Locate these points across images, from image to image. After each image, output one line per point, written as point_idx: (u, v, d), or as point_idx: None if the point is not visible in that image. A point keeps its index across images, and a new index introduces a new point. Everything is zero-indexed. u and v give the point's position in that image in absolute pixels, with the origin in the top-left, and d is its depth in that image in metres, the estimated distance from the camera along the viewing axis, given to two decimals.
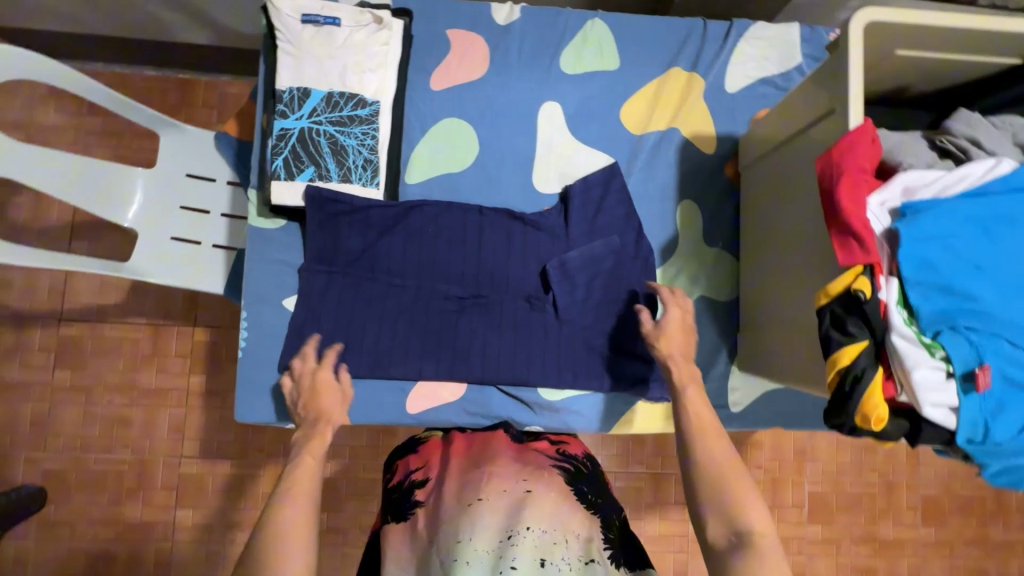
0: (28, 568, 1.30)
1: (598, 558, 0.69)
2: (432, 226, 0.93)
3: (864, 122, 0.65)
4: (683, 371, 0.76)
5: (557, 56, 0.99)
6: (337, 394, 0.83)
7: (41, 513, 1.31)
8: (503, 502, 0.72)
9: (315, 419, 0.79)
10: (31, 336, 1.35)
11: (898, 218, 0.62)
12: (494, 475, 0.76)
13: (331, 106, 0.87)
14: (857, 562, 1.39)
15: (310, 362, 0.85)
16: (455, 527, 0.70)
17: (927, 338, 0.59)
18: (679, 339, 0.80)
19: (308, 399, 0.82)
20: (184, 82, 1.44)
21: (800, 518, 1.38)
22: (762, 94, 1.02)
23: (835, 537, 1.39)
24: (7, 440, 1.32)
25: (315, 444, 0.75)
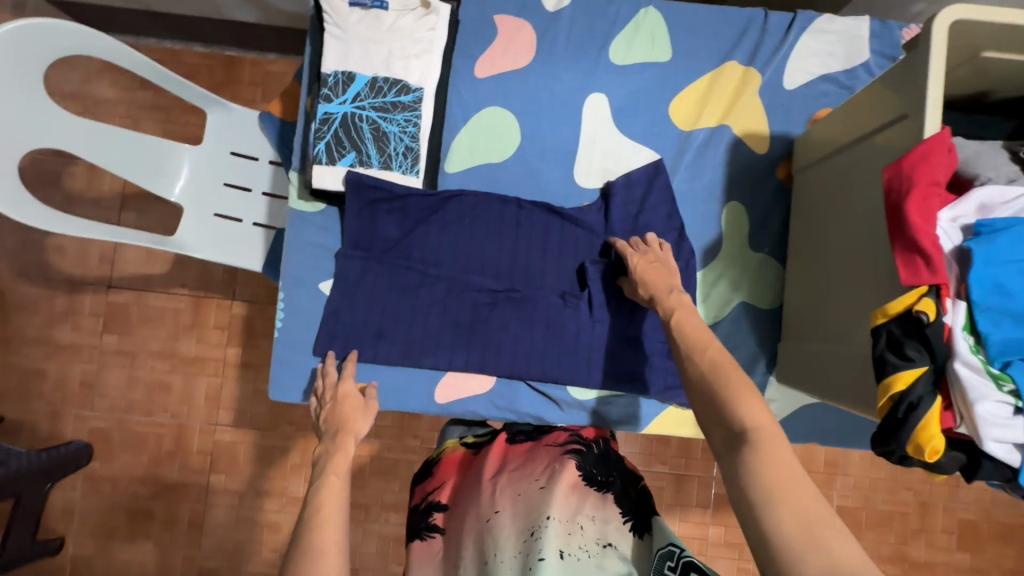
0: (73, 518, 1.39)
1: (616, 542, 0.69)
2: (469, 217, 0.92)
3: (941, 130, 0.60)
4: (670, 302, 0.74)
5: (606, 46, 0.96)
6: (361, 408, 0.82)
7: (87, 468, 1.39)
8: (519, 507, 0.71)
9: (336, 430, 0.78)
10: (83, 301, 1.41)
11: (970, 236, 0.58)
12: (506, 483, 0.75)
13: (375, 91, 0.87)
14: None
15: (331, 376, 0.85)
16: (480, 546, 0.69)
17: (994, 369, 0.55)
18: (653, 276, 0.79)
19: (332, 412, 0.81)
20: (231, 60, 1.47)
21: None
22: (822, 92, 0.96)
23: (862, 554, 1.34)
24: (58, 397, 1.40)
25: (339, 460, 0.73)
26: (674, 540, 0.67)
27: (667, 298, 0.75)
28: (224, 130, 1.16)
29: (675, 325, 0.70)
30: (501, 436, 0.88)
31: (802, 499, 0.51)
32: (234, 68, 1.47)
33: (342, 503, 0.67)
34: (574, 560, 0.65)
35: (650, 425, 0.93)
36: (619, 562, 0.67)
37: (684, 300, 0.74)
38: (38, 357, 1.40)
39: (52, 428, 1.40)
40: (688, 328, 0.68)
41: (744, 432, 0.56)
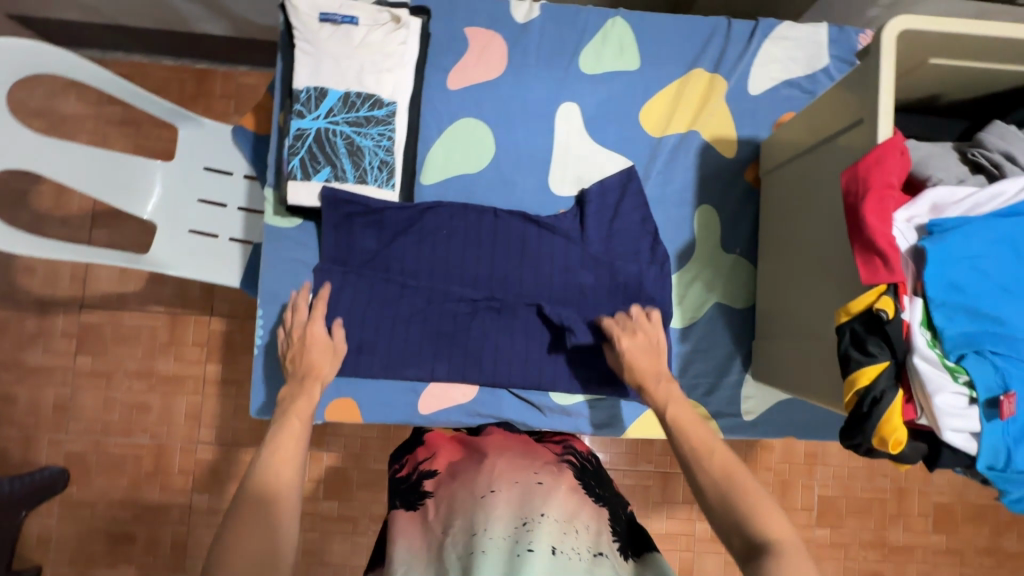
0: (51, 545, 1.35)
1: (606, 552, 0.65)
2: (447, 227, 0.93)
3: (894, 135, 0.63)
4: (661, 393, 0.77)
5: (576, 56, 0.97)
6: (328, 350, 0.85)
7: (64, 493, 1.36)
8: (515, 492, 0.69)
9: (303, 375, 0.82)
10: (54, 322, 1.38)
11: (924, 235, 0.61)
12: (504, 469, 0.74)
13: (348, 106, 0.87)
14: (865, 566, 1.38)
15: (301, 314, 0.86)
16: (469, 521, 0.66)
17: (949, 361, 0.57)
18: (643, 363, 0.81)
19: (298, 353, 0.84)
20: (202, 73, 1.45)
21: (809, 521, 1.38)
22: (786, 96, 0.99)
23: (843, 541, 1.38)
24: (31, 422, 1.36)
25: (302, 405, 0.77)
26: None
27: (655, 389, 0.78)
28: (196, 145, 1.15)
29: (669, 420, 0.73)
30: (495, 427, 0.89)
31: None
32: (204, 81, 1.45)
33: (296, 447, 0.68)
34: (565, 558, 0.61)
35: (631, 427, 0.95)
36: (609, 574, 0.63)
37: (673, 391, 0.77)
38: (8, 381, 1.37)
39: (25, 454, 1.36)
40: (688, 421, 0.72)
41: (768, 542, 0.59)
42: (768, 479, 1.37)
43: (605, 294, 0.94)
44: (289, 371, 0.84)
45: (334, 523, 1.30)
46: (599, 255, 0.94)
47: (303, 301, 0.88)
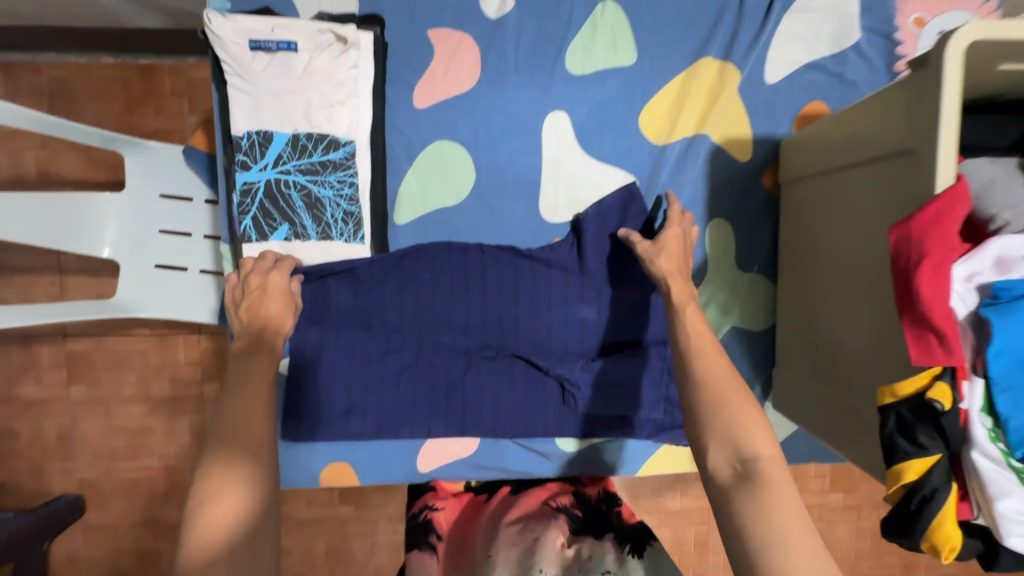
0: (80, 567, 1.36)
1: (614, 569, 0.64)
2: (430, 270, 0.82)
3: (957, 182, 0.51)
4: (683, 291, 0.69)
5: (561, 54, 0.83)
6: (288, 303, 0.70)
7: (84, 519, 1.35)
8: (513, 552, 0.67)
9: (257, 329, 0.65)
10: (41, 354, 1.32)
11: (988, 299, 0.51)
12: (505, 531, 0.72)
13: (298, 151, 0.74)
14: (877, 526, 1.40)
15: (265, 261, 0.72)
16: None
17: (1016, 461, 0.49)
18: (678, 256, 0.74)
19: (252, 303, 0.68)
20: (146, 68, 1.26)
21: (822, 487, 1.38)
22: (810, 82, 0.85)
23: (856, 504, 1.38)
24: (37, 454, 1.33)
25: (262, 364, 0.62)
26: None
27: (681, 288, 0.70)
28: (147, 172, 1.02)
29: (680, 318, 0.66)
30: (501, 491, 0.87)
31: (812, 554, 0.48)
32: (149, 76, 1.26)
33: (267, 397, 0.59)
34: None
35: (647, 466, 0.90)
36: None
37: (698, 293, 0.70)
38: (5, 417, 1.32)
39: (37, 485, 1.34)
40: (693, 336, 0.64)
41: (754, 460, 0.53)
42: None
43: (610, 330, 0.84)
44: (239, 322, 0.66)
45: (356, 525, 1.26)
46: (598, 290, 0.84)
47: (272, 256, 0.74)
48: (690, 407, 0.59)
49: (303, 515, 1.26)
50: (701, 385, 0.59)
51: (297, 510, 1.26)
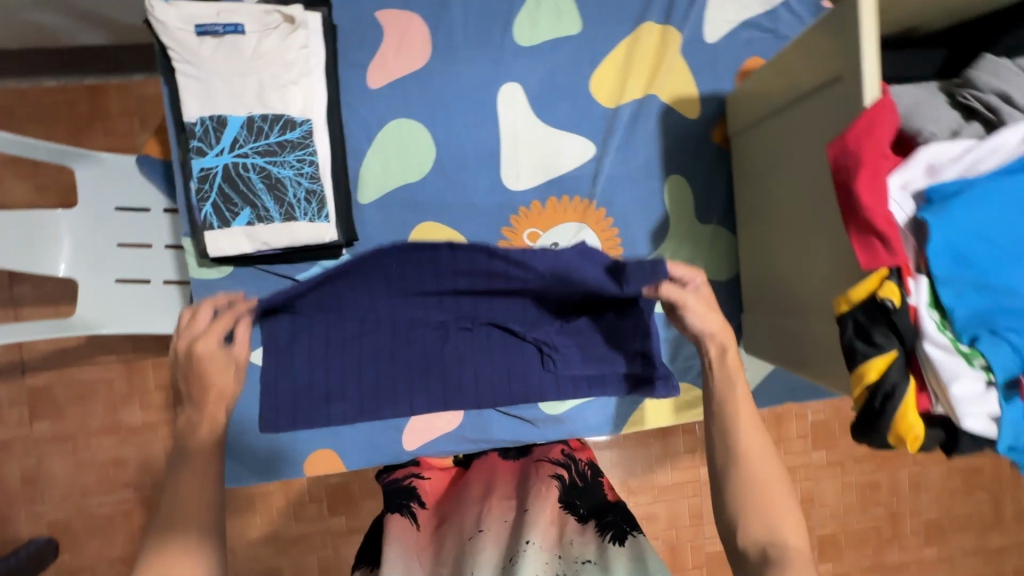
0: None
1: (594, 558, 0.63)
2: (395, 261, 0.74)
3: (882, 95, 0.55)
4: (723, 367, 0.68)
5: (509, 27, 0.85)
6: (227, 365, 0.59)
7: (58, 562, 1.28)
8: (500, 529, 0.67)
9: (198, 401, 0.58)
10: None
11: (923, 203, 0.55)
12: (494, 508, 0.71)
13: (254, 133, 0.74)
14: (860, 478, 1.48)
15: (205, 316, 0.60)
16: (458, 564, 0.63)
17: (963, 345, 0.52)
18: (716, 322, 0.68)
19: (190, 374, 0.58)
20: (92, 90, 1.22)
21: (805, 447, 1.46)
22: (746, 40, 0.89)
23: (839, 460, 1.47)
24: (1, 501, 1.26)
25: (203, 439, 0.57)
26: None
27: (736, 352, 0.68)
28: (99, 186, 0.98)
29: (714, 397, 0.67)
30: (492, 457, 0.88)
31: None
32: (97, 98, 1.22)
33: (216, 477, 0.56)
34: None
35: (630, 424, 0.92)
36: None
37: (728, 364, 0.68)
38: None
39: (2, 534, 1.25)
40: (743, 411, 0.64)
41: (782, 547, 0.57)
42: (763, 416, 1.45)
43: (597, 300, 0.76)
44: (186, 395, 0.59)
45: (346, 538, 1.24)
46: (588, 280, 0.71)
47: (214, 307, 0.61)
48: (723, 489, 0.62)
49: (293, 529, 1.23)
50: (744, 464, 0.61)
51: (287, 526, 1.22)
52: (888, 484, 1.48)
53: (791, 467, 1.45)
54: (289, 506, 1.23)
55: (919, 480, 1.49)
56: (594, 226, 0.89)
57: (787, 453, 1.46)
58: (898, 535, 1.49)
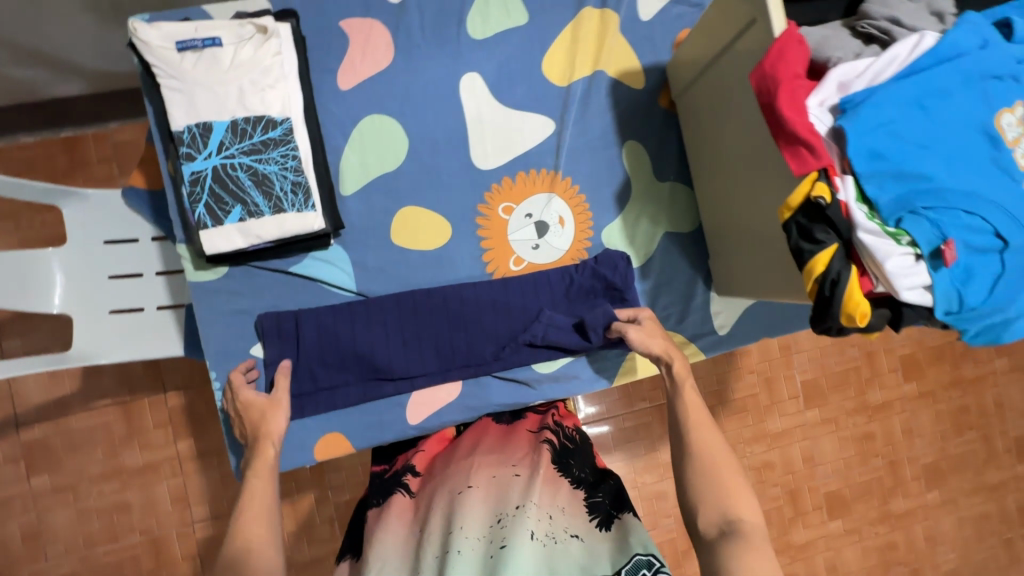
0: None
1: (583, 533, 0.68)
2: (376, 259, 0.91)
3: (788, 26, 0.63)
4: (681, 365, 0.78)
5: (463, 24, 0.93)
6: (269, 407, 0.80)
7: None
8: (490, 486, 0.72)
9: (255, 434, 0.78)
10: None
11: (839, 115, 0.63)
12: (481, 466, 0.76)
13: (239, 135, 0.80)
14: (857, 430, 1.51)
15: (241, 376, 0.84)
16: (448, 516, 0.69)
17: (891, 228, 0.59)
18: (654, 345, 0.82)
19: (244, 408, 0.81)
20: (71, 142, 1.25)
21: (798, 407, 1.50)
22: (678, 15, 0.98)
23: (832, 415, 1.51)
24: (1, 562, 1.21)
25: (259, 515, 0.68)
26: (653, 548, 0.63)
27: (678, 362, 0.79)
28: (88, 222, 0.98)
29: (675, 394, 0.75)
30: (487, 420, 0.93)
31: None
32: (75, 149, 1.26)
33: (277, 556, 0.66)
34: (541, 543, 0.64)
35: (620, 375, 0.96)
36: (582, 552, 0.66)
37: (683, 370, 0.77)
38: None
39: None
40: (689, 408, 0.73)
41: (739, 520, 0.64)
42: (753, 381, 1.49)
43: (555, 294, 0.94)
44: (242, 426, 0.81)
45: None
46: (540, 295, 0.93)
47: (241, 375, 0.83)
48: (681, 467, 0.69)
49: (307, 551, 1.22)
50: (693, 451, 0.69)
51: (299, 546, 1.22)
52: (883, 434, 1.53)
53: (788, 428, 1.49)
54: (300, 527, 1.23)
55: (911, 426, 1.54)
56: (563, 194, 0.95)
57: (782, 415, 1.50)
58: (900, 483, 1.52)
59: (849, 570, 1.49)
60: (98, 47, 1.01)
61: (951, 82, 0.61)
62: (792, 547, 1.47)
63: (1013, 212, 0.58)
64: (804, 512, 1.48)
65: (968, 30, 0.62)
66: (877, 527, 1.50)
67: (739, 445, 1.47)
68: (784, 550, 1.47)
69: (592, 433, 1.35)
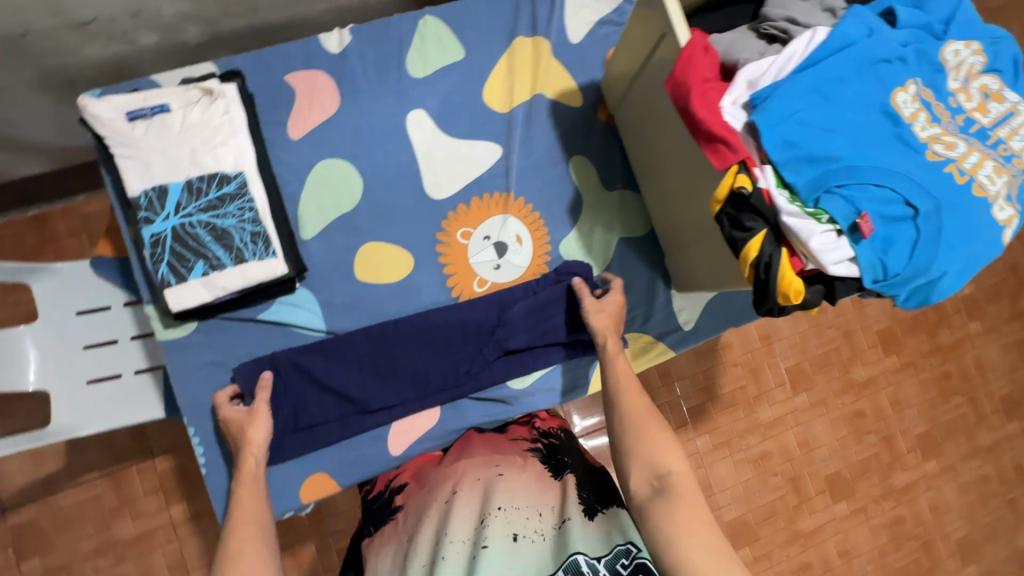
0: None
1: (572, 515, 0.68)
2: (342, 296, 0.93)
3: (692, 35, 0.69)
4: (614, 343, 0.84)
5: (403, 65, 0.98)
6: (247, 417, 0.82)
7: None
8: (475, 487, 0.76)
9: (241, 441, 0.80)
10: None
11: (750, 110, 0.67)
12: (467, 470, 0.80)
13: (194, 194, 0.82)
14: (847, 410, 1.53)
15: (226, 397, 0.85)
16: (438, 526, 0.72)
17: (810, 209, 0.63)
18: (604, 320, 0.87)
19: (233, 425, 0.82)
20: (39, 218, 1.26)
21: (787, 393, 1.52)
22: (604, 34, 1.04)
23: (821, 398, 1.53)
24: None
25: (253, 534, 0.67)
26: (631, 537, 0.65)
27: (612, 339, 0.85)
28: (59, 295, 0.98)
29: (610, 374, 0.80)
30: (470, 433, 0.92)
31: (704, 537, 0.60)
32: (43, 225, 1.27)
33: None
34: (526, 542, 0.66)
35: (594, 382, 0.99)
36: (570, 531, 0.65)
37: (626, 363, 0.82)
38: None
39: None
40: (621, 376, 0.79)
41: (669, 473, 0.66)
42: (739, 373, 1.50)
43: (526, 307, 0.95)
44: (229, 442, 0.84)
45: None
46: (508, 313, 0.95)
47: (225, 394, 0.85)
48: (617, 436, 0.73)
49: None
50: (624, 415, 0.73)
51: None
52: (873, 411, 1.54)
53: (780, 416, 1.50)
54: None
55: (898, 398, 1.56)
56: (518, 214, 0.99)
57: (772, 403, 1.51)
58: (897, 456, 1.54)
59: (861, 552, 1.49)
60: (55, 125, 1.04)
61: (847, 69, 0.66)
62: (802, 535, 1.47)
63: (920, 181, 0.63)
64: (808, 498, 1.48)
65: (855, 21, 0.67)
66: (882, 503, 1.51)
67: (734, 439, 1.48)
68: (794, 539, 1.47)
69: (592, 445, 1.33)
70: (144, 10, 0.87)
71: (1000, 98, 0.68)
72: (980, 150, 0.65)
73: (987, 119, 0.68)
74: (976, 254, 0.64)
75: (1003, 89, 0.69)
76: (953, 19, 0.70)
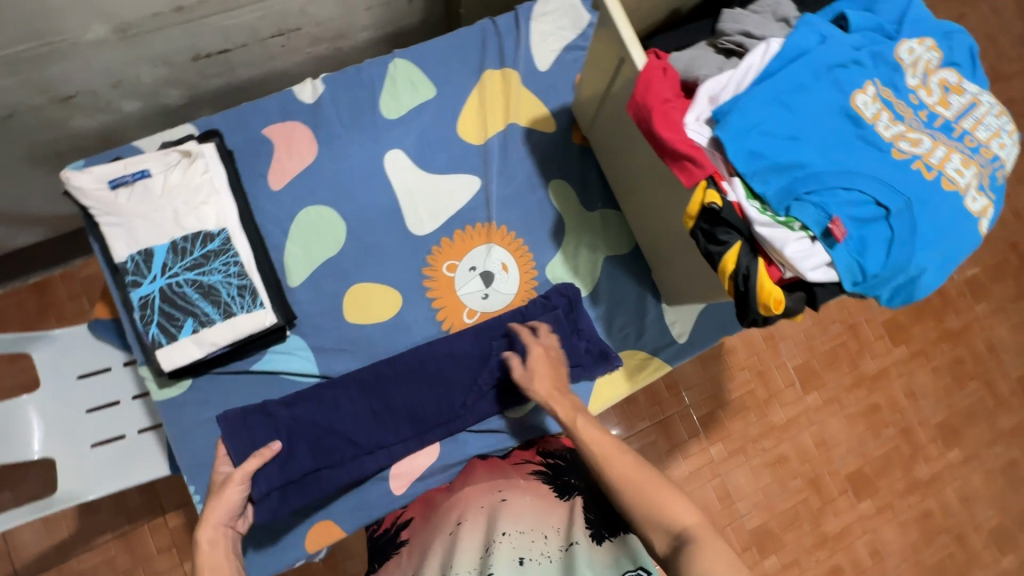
0: None
1: (579, 540, 0.67)
2: (332, 341, 0.94)
3: (649, 59, 0.70)
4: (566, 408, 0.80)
5: (377, 108, 1.00)
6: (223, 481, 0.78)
7: None
8: (482, 513, 0.75)
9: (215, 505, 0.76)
10: None
11: (714, 125, 0.68)
12: (472, 500, 0.80)
13: (180, 254, 0.84)
14: (860, 405, 1.50)
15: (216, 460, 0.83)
16: (444, 560, 0.70)
17: (781, 217, 0.63)
18: (545, 372, 0.85)
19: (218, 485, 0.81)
20: (39, 285, 1.28)
21: (797, 393, 1.49)
22: (572, 59, 1.07)
23: (832, 396, 1.50)
24: None
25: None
26: (641, 563, 0.63)
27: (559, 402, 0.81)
28: (59, 360, 0.98)
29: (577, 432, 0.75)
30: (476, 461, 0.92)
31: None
32: (44, 293, 1.28)
33: None
34: (533, 564, 0.64)
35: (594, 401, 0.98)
36: (577, 555, 0.64)
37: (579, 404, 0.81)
38: None
39: None
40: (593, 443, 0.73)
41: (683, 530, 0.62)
42: (747, 377, 1.48)
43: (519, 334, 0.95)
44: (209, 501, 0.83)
45: None
46: (500, 343, 0.94)
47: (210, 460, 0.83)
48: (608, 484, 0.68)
49: None
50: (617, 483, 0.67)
51: None
52: (887, 404, 1.51)
53: (792, 418, 1.48)
54: None
55: (911, 389, 1.53)
56: (501, 242, 1.00)
57: (783, 406, 1.48)
58: (918, 448, 1.50)
59: (892, 550, 1.45)
60: (45, 196, 1.06)
61: (805, 76, 0.67)
62: (829, 539, 1.43)
63: (888, 180, 0.63)
64: (831, 499, 1.45)
65: (807, 30, 0.68)
66: (907, 498, 1.48)
67: (749, 445, 1.45)
68: (822, 543, 1.43)
69: None
70: (124, 80, 0.89)
71: (960, 90, 0.69)
72: (946, 143, 0.66)
73: (950, 112, 0.68)
74: (954, 246, 0.64)
75: (962, 81, 0.70)
76: (905, 18, 0.71)
